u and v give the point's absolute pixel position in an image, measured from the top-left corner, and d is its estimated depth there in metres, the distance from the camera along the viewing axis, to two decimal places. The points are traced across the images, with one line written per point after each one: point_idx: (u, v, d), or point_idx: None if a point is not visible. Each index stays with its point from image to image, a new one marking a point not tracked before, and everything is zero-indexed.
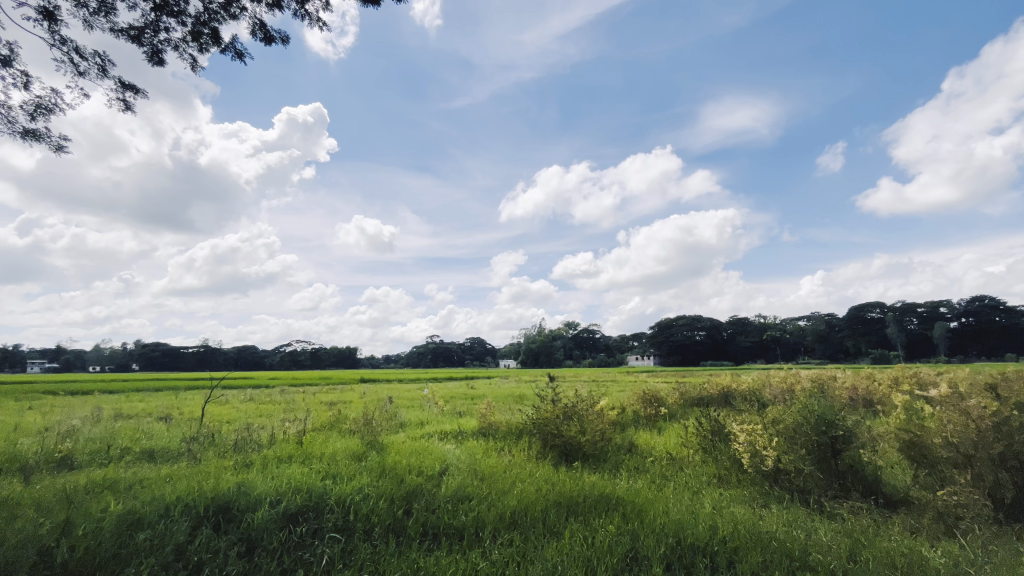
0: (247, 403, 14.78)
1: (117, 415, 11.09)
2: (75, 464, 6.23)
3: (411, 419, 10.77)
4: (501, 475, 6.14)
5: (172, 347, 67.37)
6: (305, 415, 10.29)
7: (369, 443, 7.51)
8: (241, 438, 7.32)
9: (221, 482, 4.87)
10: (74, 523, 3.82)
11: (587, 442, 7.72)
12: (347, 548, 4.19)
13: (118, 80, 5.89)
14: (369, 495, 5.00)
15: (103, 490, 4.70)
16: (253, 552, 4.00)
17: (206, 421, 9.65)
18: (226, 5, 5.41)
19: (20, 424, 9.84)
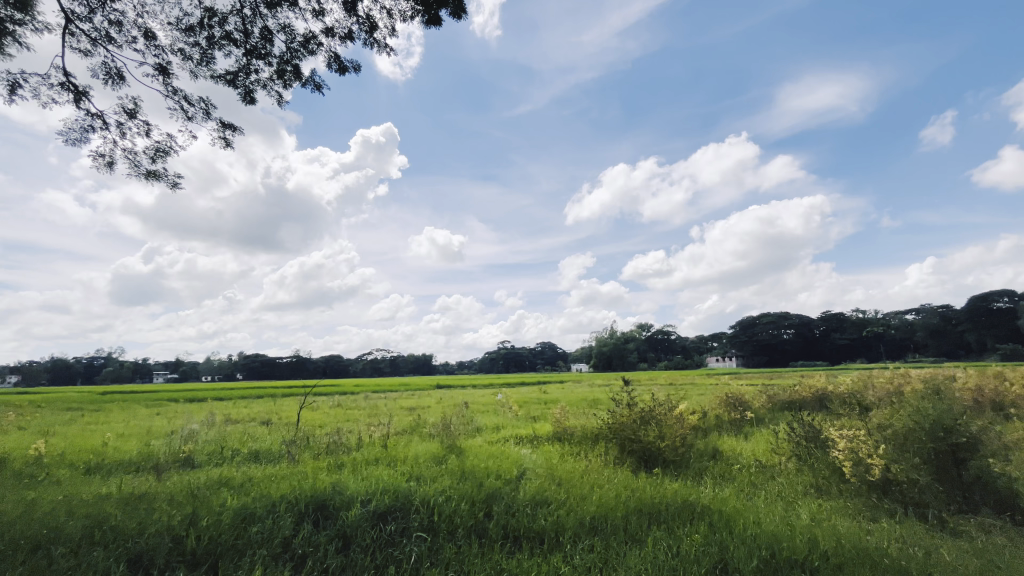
0: (336, 408, 15.89)
1: (227, 420, 12.34)
2: (196, 463, 7.02)
3: (486, 424, 10.99)
4: (580, 480, 6.09)
5: (270, 358, 73.83)
6: (387, 420, 10.84)
7: (448, 447, 7.77)
8: (332, 441, 7.86)
9: (317, 482, 5.24)
10: (198, 516, 4.28)
11: (667, 447, 7.46)
12: (433, 547, 4.34)
13: (218, 121, 6.58)
14: (451, 497, 5.16)
15: (220, 488, 5.24)
16: (348, 548, 4.26)
17: (301, 425, 10.44)
18: (305, 43, 5.88)
19: (151, 427, 11.25)
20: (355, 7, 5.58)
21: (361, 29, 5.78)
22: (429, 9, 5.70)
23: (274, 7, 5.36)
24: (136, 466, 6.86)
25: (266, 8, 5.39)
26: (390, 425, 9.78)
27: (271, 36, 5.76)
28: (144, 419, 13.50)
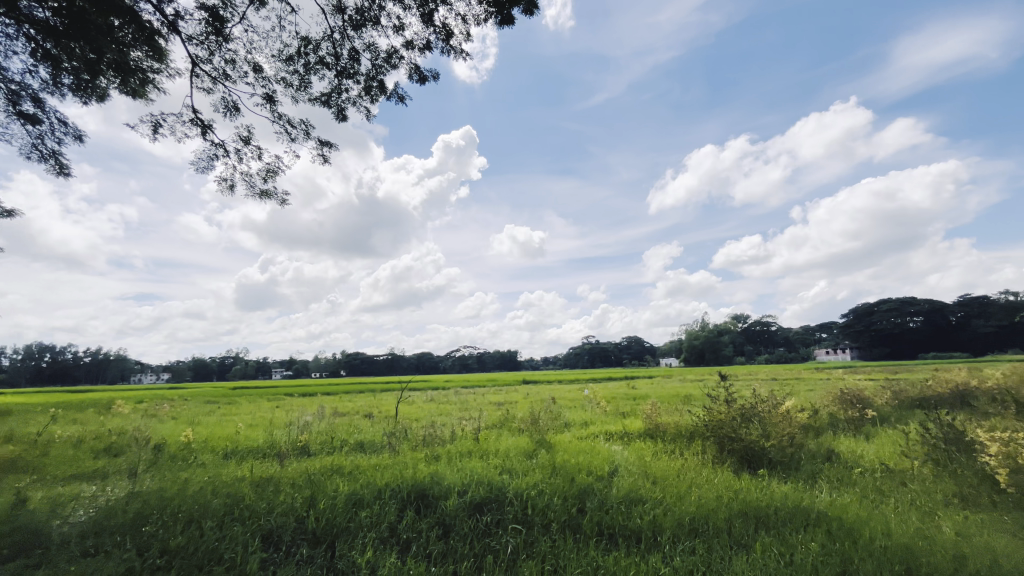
0: (430, 403, 16.74)
1: (335, 413, 13.50)
2: (312, 451, 7.80)
3: (575, 419, 10.93)
4: (676, 479, 5.85)
5: (368, 356, 79.60)
6: (478, 415, 11.22)
7: (538, 441, 7.86)
8: (428, 433, 8.29)
9: (418, 472, 5.56)
10: (316, 499, 4.74)
11: (773, 447, 6.91)
12: (529, 539, 4.42)
13: (317, 140, 7.16)
14: (544, 491, 5.21)
15: (332, 474, 5.75)
16: (448, 535, 4.48)
17: (398, 418, 11.13)
18: (388, 58, 6.22)
19: (273, 419, 12.63)
20: (432, 18, 5.79)
21: (439, 38, 5.98)
22: (502, 9, 5.76)
23: (360, 28, 5.73)
24: (263, 453, 7.75)
25: (353, 31, 5.77)
26: (480, 419, 10.11)
27: (358, 56, 6.17)
28: (266, 411, 15.17)
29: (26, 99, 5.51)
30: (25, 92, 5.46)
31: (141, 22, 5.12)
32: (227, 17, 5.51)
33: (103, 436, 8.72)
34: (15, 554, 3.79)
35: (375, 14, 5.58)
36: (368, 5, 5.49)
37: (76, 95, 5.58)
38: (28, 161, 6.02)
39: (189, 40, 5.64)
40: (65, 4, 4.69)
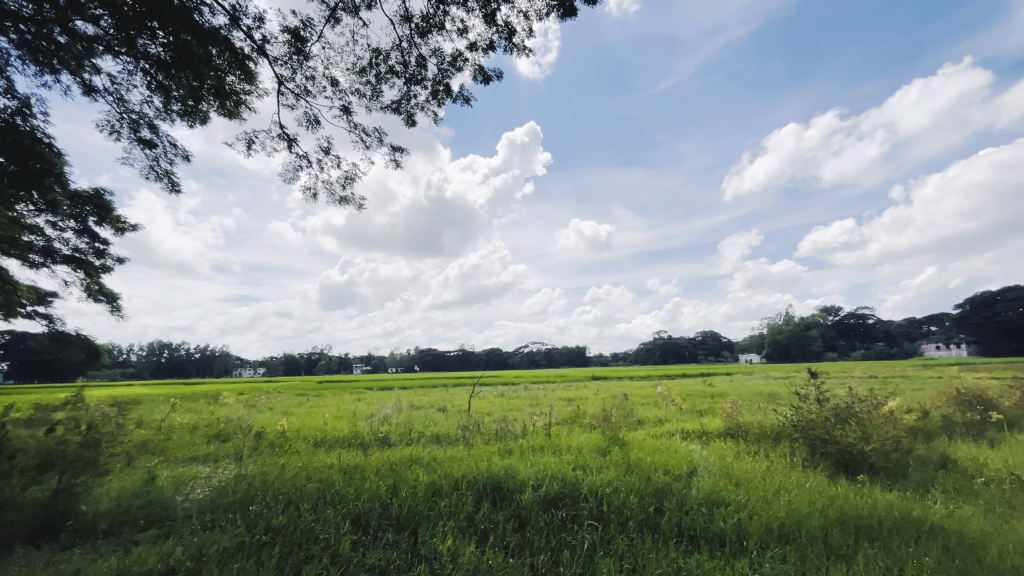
0: (501, 398, 17.06)
1: (412, 406, 14.15)
2: (393, 441, 8.24)
3: (648, 417, 10.65)
4: (761, 482, 5.52)
5: (440, 353, 82.49)
6: (549, 410, 11.27)
7: (611, 438, 7.74)
8: (500, 428, 8.44)
9: (493, 465, 5.68)
10: (399, 487, 5.00)
11: (875, 452, 6.31)
12: (606, 536, 4.38)
13: (390, 146, 6.98)
14: (619, 489, 5.13)
15: (412, 465, 6.03)
16: (524, 528, 4.54)
17: (471, 412, 11.44)
18: (453, 61, 6.33)
19: (356, 411, 13.48)
20: (495, 17, 5.85)
21: (502, 37, 5.99)
22: (564, 1, 5.68)
23: (426, 35, 5.91)
24: (349, 442, 8.29)
25: (419, 38, 5.96)
26: (551, 415, 10.13)
27: (425, 62, 6.35)
28: (350, 404, 16.23)
29: (144, 126, 6.25)
30: (143, 120, 6.19)
31: (234, 48, 5.61)
32: (307, 37, 5.89)
33: (213, 424, 9.76)
34: (149, 524, 4.35)
35: (439, 19, 5.73)
36: (433, 11, 5.66)
37: (183, 119, 6.24)
38: (147, 180, 6.82)
39: (275, 62, 6.11)
40: (172, 39, 5.24)
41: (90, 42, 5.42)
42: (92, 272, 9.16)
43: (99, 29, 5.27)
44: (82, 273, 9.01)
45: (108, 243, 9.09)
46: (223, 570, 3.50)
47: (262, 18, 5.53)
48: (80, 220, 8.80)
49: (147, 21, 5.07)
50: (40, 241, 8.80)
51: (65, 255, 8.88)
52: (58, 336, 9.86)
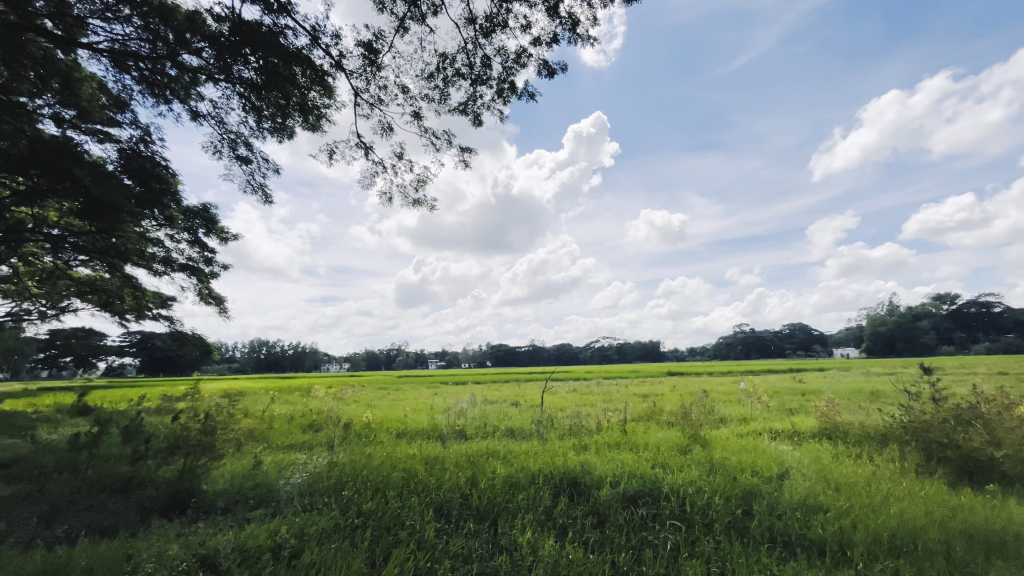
0: (573, 393, 17.02)
1: (486, 401, 14.50)
2: (469, 434, 8.48)
3: (731, 415, 10.10)
4: (866, 489, 5.02)
5: (511, 349, 83.79)
6: (624, 406, 11.05)
7: (691, 436, 7.44)
8: (574, 423, 8.40)
9: (569, 461, 5.68)
10: (478, 479, 5.15)
11: (1008, 458, 5.52)
12: (690, 538, 4.22)
13: (461, 147, 6.47)
14: (703, 489, 4.92)
15: (488, 458, 6.18)
16: (603, 525, 4.49)
17: (544, 407, 11.50)
18: (518, 58, 6.28)
19: (434, 405, 14.05)
20: (558, 9, 5.77)
21: (566, 28, 5.89)
22: None
23: (490, 35, 5.96)
24: (428, 434, 8.65)
25: (484, 39, 6.02)
26: (626, 411, 9.91)
27: (490, 61, 6.38)
28: (428, 398, 16.94)
29: (241, 145, 6.89)
30: (240, 139, 6.83)
31: (315, 66, 5.97)
32: (379, 48, 6.15)
33: (307, 415, 10.61)
34: (258, 503, 4.83)
35: (503, 18, 5.76)
36: (496, 10, 5.70)
37: (273, 135, 6.78)
38: (246, 193, 7.50)
39: (350, 75, 6.39)
40: (262, 63, 5.70)
41: (195, 72, 6.04)
42: (203, 279, 10.31)
43: (202, 60, 5.86)
44: (195, 279, 10.16)
45: (215, 252, 10.17)
46: (322, 549, 3.80)
47: (338, 35, 5.83)
48: (192, 232, 9.91)
49: (241, 49, 5.57)
50: (162, 252, 10.02)
51: (181, 263, 10.05)
52: (179, 336, 11.24)
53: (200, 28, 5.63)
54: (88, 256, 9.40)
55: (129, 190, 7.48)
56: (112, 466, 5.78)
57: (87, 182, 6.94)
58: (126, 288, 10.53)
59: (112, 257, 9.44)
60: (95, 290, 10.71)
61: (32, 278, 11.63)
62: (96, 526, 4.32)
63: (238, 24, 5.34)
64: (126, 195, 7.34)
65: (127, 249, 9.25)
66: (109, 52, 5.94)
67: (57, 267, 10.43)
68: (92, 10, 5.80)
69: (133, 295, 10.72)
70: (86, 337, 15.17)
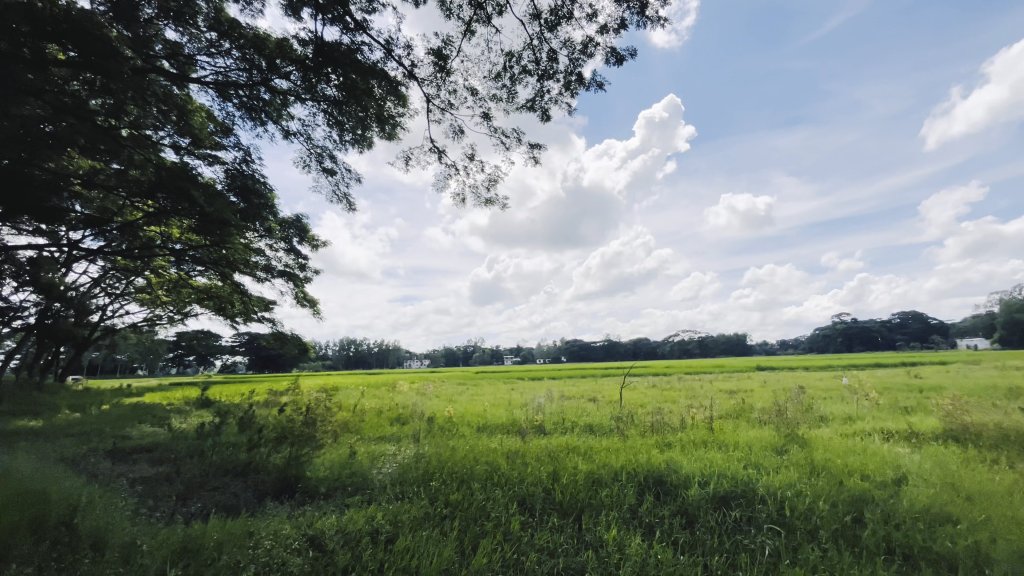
0: (653, 389, 16.49)
1: (564, 396, 14.41)
2: (548, 429, 8.53)
3: (834, 413, 9.24)
4: (1008, 500, 4.37)
5: (586, 345, 82.86)
6: (709, 402, 10.52)
7: (787, 435, 6.91)
8: (655, 420, 8.13)
9: (653, 458, 5.52)
10: (560, 474, 5.17)
11: None
12: (792, 545, 3.93)
13: (531, 144, 6.48)
14: (805, 493, 4.57)
15: (569, 453, 6.17)
16: (693, 526, 4.31)
17: (622, 403, 11.24)
18: (584, 48, 6.15)
19: (512, 400, 14.24)
20: None
21: (633, 11, 5.69)
22: None
23: (556, 28, 5.91)
24: (507, 429, 8.81)
25: (549, 33, 5.97)
26: (712, 408, 9.42)
27: (557, 55, 6.32)
28: (506, 393, 17.16)
29: (327, 158, 7.43)
30: (326, 153, 7.36)
31: (390, 77, 6.18)
32: (448, 54, 6.33)
33: (394, 409, 11.21)
34: (355, 490, 5.21)
35: (568, 9, 5.69)
36: (561, 2, 5.64)
37: (355, 147, 7.23)
38: (333, 202, 8.05)
39: (422, 83, 6.64)
40: (343, 79, 6.08)
41: (284, 95, 6.60)
42: (299, 283, 11.25)
43: (291, 82, 6.39)
44: (291, 284, 11.12)
45: (307, 258, 11.06)
46: (415, 535, 4.02)
47: (409, 45, 6.08)
48: (288, 241, 10.86)
49: (323, 68, 5.99)
50: (263, 261, 11.09)
51: (280, 270, 11.05)
52: (280, 336, 12.35)
53: (287, 53, 6.14)
54: (204, 266, 10.62)
55: (236, 207, 8.34)
56: (231, 453, 6.50)
57: (202, 201, 7.87)
58: (235, 294, 11.75)
59: (223, 266, 10.59)
60: (211, 296, 12.14)
61: (162, 287, 13.34)
62: (222, 505, 4.91)
63: (320, 45, 5.75)
64: (233, 211, 8.18)
65: (235, 259, 10.33)
66: (214, 84, 6.67)
67: (180, 278, 11.91)
68: (199, 48, 6.53)
69: (241, 300, 11.93)
70: (205, 339, 17.15)
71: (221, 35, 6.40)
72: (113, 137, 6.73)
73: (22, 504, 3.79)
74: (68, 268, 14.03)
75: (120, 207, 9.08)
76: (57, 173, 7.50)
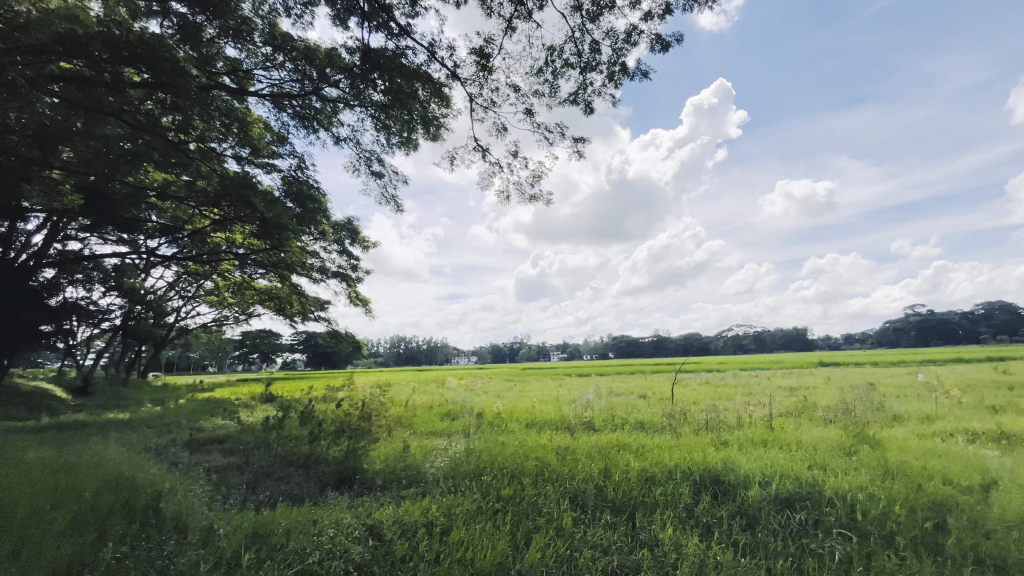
0: (705, 385, 15.95)
1: (613, 393, 14.20)
2: (597, 426, 8.42)
3: (909, 412, 8.57)
4: None
5: (634, 341, 81.23)
6: (768, 400, 10.03)
7: (856, 434, 6.49)
8: (710, 418, 7.85)
9: (709, 457, 5.35)
10: (611, 471, 5.11)
11: None
12: (865, 551, 3.70)
13: (574, 137, 6.40)
14: (879, 497, 4.29)
15: (620, 450, 6.08)
16: (754, 528, 4.14)
17: (674, 400, 10.93)
18: (628, 37, 6.00)
19: (560, 396, 14.15)
20: None
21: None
22: None
23: (597, 18, 5.80)
24: (556, 425, 8.79)
25: (591, 24, 5.88)
26: (771, 406, 8.99)
27: (599, 46, 6.21)
28: (554, 390, 17.11)
29: (375, 161, 7.66)
30: (374, 157, 7.60)
31: (434, 80, 6.31)
32: (490, 52, 6.37)
33: (445, 405, 11.43)
34: (410, 483, 5.36)
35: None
36: None
37: (401, 149, 7.42)
38: (381, 204, 8.29)
39: (465, 82, 6.70)
40: (389, 84, 6.25)
41: (335, 102, 6.87)
42: (351, 282, 11.68)
43: (340, 90, 6.65)
44: (345, 284, 11.59)
45: (359, 258, 11.47)
46: (469, 528, 4.09)
47: (452, 46, 6.16)
48: (340, 243, 11.30)
49: (370, 75, 6.18)
50: (318, 262, 11.62)
51: (334, 271, 11.53)
52: (335, 334, 12.90)
53: (336, 62, 6.39)
54: (266, 269, 11.25)
55: (292, 212, 8.76)
56: (294, 445, 6.87)
57: (262, 208, 8.33)
58: (294, 295, 12.37)
59: (282, 269, 11.17)
60: (272, 297, 12.85)
61: (228, 290, 14.24)
62: (288, 494, 5.20)
63: (366, 52, 5.93)
64: (290, 216, 8.60)
65: (293, 261, 10.88)
66: (270, 96, 7.04)
67: (244, 281, 12.67)
68: (256, 62, 6.91)
69: (299, 301, 12.56)
70: (268, 338, 18.18)
71: (276, 49, 6.75)
72: (183, 150, 7.24)
73: (115, 489, 4.17)
74: (147, 274, 15.25)
75: (190, 216, 9.76)
76: (137, 187, 8.18)
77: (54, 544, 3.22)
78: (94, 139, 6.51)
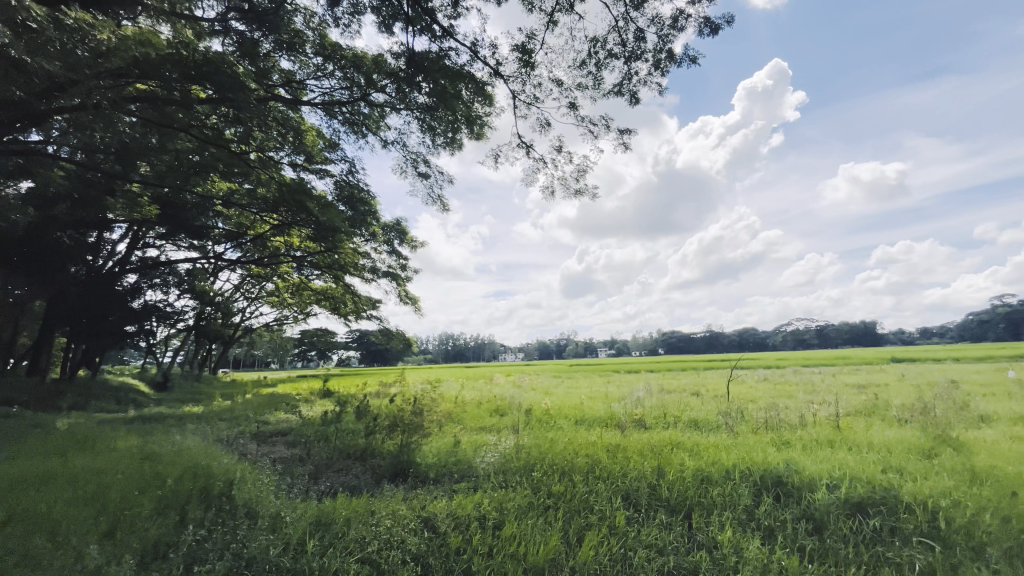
0: (763, 383, 15.25)
1: (663, 390, 13.85)
2: (648, 424, 8.24)
3: (1000, 411, 7.79)
4: None
5: (685, 336, 78.75)
6: (833, 399, 9.43)
7: (937, 436, 5.98)
8: (770, 417, 7.49)
9: (771, 457, 5.11)
10: (666, 470, 4.99)
11: None
12: (950, 562, 3.42)
13: (620, 129, 6.27)
14: (965, 505, 3.94)
15: (674, 449, 5.92)
16: (822, 533, 3.92)
17: (730, 399, 10.50)
18: (674, 22, 5.79)
19: (609, 393, 13.95)
20: None
21: None
22: None
23: (641, 5, 5.64)
24: (606, 423, 8.68)
25: (635, 11, 5.72)
26: (837, 404, 8.45)
27: (644, 33, 6.04)
28: (602, 387, 16.87)
29: (421, 163, 7.84)
30: (421, 158, 7.76)
31: (476, 79, 6.29)
32: (532, 48, 6.34)
33: (493, 401, 11.54)
34: (461, 478, 5.46)
35: None
36: None
37: (446, 149, 7.54)
38: (428, 204, 8.47)
39: (508, 80, 6.70)
40: (433, 86, 6.33)
41: (382, 106, 7.08)
42: (400, 281, 12.01)
43: (387, 95, 6.84)
44: (395, 283, 11.93)
45: (407, 258, 11.79)
46: (521, 523, 4.13)
47: (494, 44, 6.18)
48: (390, 243, 11.65)
49: (416, 78, 6.31)
50: (369, 263, 12.02)
51: (384, 270, 11.89)
52: (386, 331, 13.32)
53: (383, 68, 6.57)
54: (322, 270, 11.78)
55: (345, 215, 9.10)
56: (352, 439, 7.17)
57: (317, 212, 8.71)
58: (348, 295, 12.88)
59: (337, 269, 11.66)
60: (327, 297, 13.43)
61: (288, 291, 15.02)
62: (347, 484, 5.45)
63: (411, 56, 6.07)
64: (343, 219, 8.95)
65: (346, 262, 11.34)
66: (322, 104, 7.35)
67: (302, 282, 13.32)
68: (308, 72, 7.22)
69: (352, 301, 13.06)
70: (324, 336, 19.03)
71: (326, 59, 7.03)
72: (245, 159, 7.70)
73: (194, 477, 4.52)
74: (215, 277, 16.33)
75: (253, 222, 10.37)
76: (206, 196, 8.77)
77: (145, 525, 3.54)
78: (167, 153, 7.04)
